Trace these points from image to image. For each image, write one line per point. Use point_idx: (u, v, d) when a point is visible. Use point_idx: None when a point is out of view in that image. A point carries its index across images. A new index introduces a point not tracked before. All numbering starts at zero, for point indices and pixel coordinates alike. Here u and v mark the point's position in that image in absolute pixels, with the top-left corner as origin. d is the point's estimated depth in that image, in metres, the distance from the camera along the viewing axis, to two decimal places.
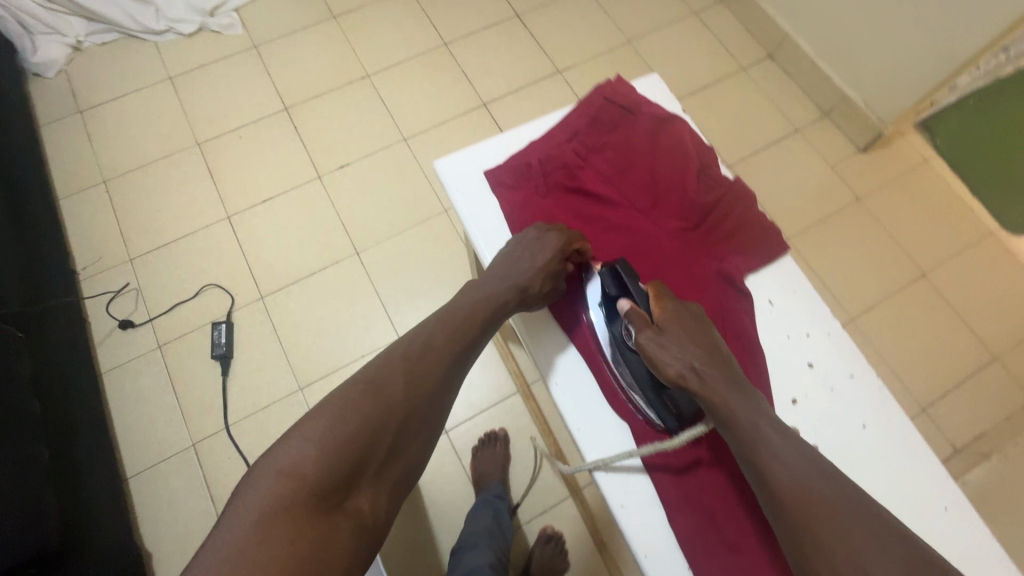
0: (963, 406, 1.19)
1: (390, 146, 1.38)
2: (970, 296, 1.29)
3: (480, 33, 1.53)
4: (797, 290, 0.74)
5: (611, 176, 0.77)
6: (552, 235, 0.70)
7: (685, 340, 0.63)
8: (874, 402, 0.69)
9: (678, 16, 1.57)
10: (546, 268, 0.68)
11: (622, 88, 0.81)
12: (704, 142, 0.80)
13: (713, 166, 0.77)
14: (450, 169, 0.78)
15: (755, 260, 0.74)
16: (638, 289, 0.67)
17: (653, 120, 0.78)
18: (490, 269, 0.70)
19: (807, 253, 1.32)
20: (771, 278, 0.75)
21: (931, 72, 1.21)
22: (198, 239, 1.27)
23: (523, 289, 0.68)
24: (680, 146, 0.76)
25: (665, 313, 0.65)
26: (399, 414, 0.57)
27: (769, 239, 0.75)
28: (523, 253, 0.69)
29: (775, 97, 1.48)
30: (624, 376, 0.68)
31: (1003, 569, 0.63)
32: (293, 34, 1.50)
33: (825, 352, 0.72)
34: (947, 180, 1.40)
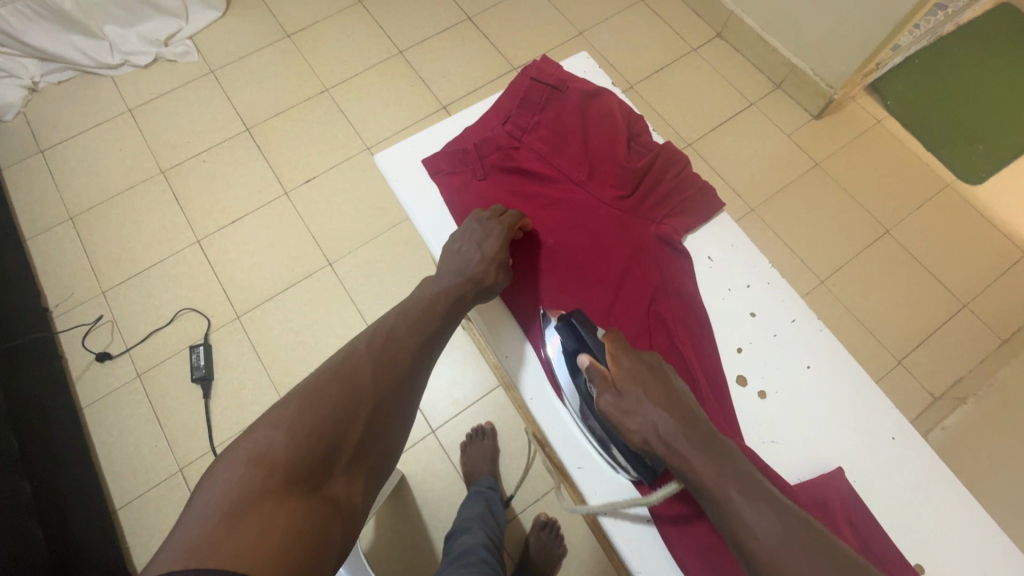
0: (938, 354, 1.22)
1: (354, 156, 1.40)
2: (935, 248, 1.31)
3: (434, 39, 1.55)
4: (736, 245, 0.77)
5: (546, 154, 0.78)
6: (493, 223, 0.71)
7: (643, 398, 0.59)
8: (817, 343, 0.72)
9: (625, 4, 1.60)
10: (497, 254, 0.69)
11: (549, 67, 0.81)
12: (635, 113, 0.81)
13: (645, 134, 0.79)
14: (390, 163, 0.80)
15: (692, 220, 0.76)
16: (595, 341, 0.65)
17: (581, 95, 0.79)
18: (444, 265, 0.71)
19: (772, 222, 1.34)
20: (709, 236, 0.77)
21: (870, 35, 1.24)
22: (169, 265, 1.28)
23: (477, 279, 0.69)
24: (610, 117, 0.78)
25: (623, 370, 0.61)
26: (369, 394, 0.55)
27: (704, 198, 0.77)
28: (471, 246, 0.70)
29: (728, 74, 1.51)
30: (595, 430, 0.66)
31: (949, 490, 0.65)
32: (249, 56, 1.51)
33: (767, 300, 0.74)
34: (901, 138, 1.43)
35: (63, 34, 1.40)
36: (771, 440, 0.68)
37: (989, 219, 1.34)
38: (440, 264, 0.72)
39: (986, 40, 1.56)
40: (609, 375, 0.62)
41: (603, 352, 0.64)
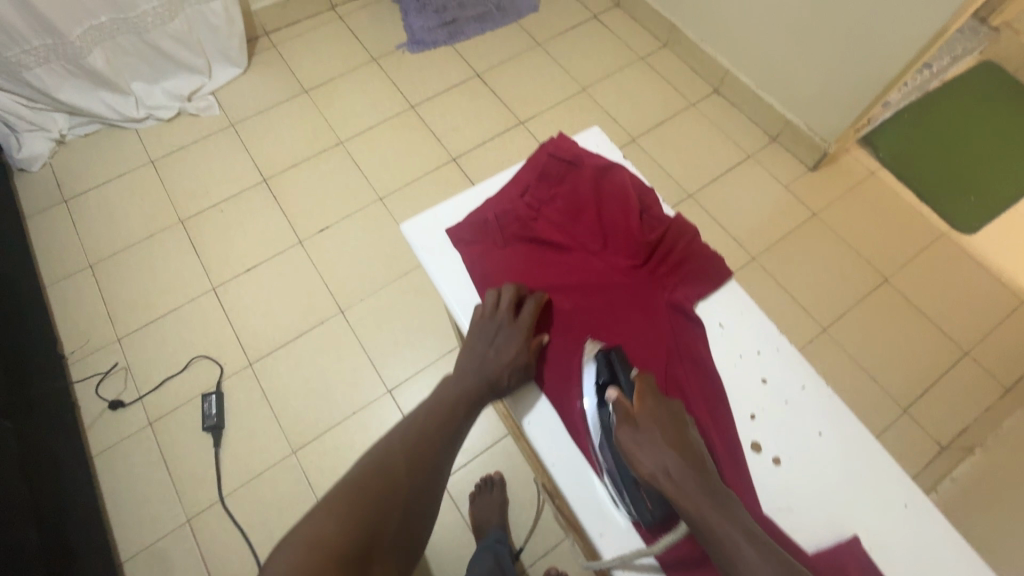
0: (942, 402, 1.23)
1: (366, 206, 1.44)
2: (934, 295, 1.34)
3: (444, 94, 1.63)
4: (745, 312, 0.78)
5: (562, 224, 0.82)
6: (513, 329, 0.72)
7: (659, 440, 0.62)
8: (827, 408, 0.73)
9: (626, 62, 1.69)
10: (514, 349, 0.71)
11: (565, 143, 0.86)
12: (646, 185, 0.85)
13: (656, 207, 0.82)
14: (417, 232, 0.83)
15: (702, 289, 0.78)
16: (628, 379, 0.68)
17: (596, 169, 0.83)
18: (463, 359, 0.73)
19: (774, 270, 1.37)
20: (721, 302, 0.79)
21: (861, 95, 1.31)
22: (184, 312, 1.30)
23: (495, 377, 0.71)
24: (622, 191, 0.82)
25: (645, 410, 0.64)
26: (404, 484, 0.58)
27: (714, 268, 0.79)
28: (489, 342, 0.72)
29: (726, 128, 1.58)
30: (607, 462, 0.66)
31: (966, 561, 0.66)
32: (268, 111, 1.59)
33: (777, 367, 0.75)
34: (895, 189, 1.48)
35: (93, 91, 1.46)
36: (786, 506, 0.68)
37: (985, 268, 1.38)
38: (459, 359, 0.74)
39: (971, 95, 1.64)
40: (631, 410, 0.64)
41: (632, 391, 0.66)
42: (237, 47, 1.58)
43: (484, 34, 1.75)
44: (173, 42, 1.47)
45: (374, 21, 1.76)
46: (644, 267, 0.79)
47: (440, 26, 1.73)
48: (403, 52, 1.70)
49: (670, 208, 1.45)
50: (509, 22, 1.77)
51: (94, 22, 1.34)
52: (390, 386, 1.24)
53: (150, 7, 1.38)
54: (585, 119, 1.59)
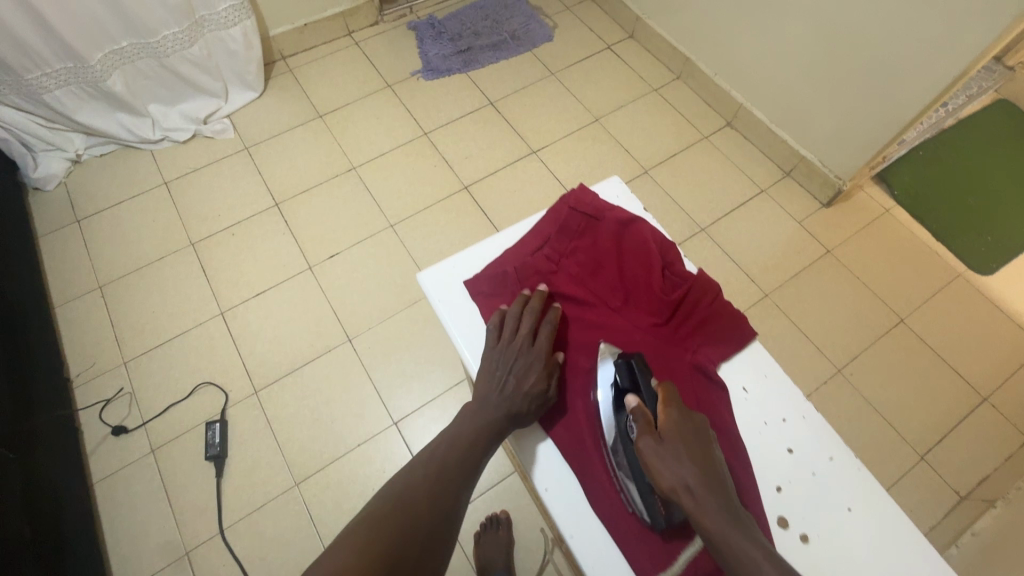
0: (961, 449, 1.20)
1: (377, 233, 1.44)
2: (951, 337, 1.32)
3: (458, 121, 1.63)
4: (769, 376, 0.75)
5: (583, 279, 0.79)
6: (530, 355, 0.70)
7: (683, 453, 0.58)
8: (856, 483, 0.70)
9: (640, 93, 1.70)
10: (534, 375, 0.69)
11: (586, 195, 0.83)
12: (669, 239, 0.82)
13: (678, 263, 0.79)
14: (434, 283, 0.82)
15: (725, 349, 0.76)
16: (649, 389, 0.65)
17: (618, 224, 0.80)
18: (480, 386, 0.70)
19: (788, 308, 1.35)
20: (743, 366, 0.76)
21: (878, 134, 1.30)
22: (192, 337, 1.29)
23: (517, 406, 0.68)
24: (645, 247, 0.79)
25: (667, 421, 0.61)
26: (413, 528, 0.55)
27: (739, 328, 0.76)
28: (507, 366, 0.70)
29: (739, 161, 1.57)
30: (627, 472, 0.64)
31: None
32: (282, 134, 1.60)
33: (803, 437, 0.72)
34: (910, 227, 1.47)
35: (111, 112, 1.47)
36: None
37: (1004, 310, 1.36)
38: (475, 387, 0.71)
39: (987, 134, 1.63)
40: (652, 422, 0.61)
41: (653, 399, 0.64)
42: (255, 71, 1.59)
43: (499, 63, 1.76)
44: (192, 66, 1.48)
45: (390, 48, 1.78)
46: (666, 326, 0.76)
47: (454, 54, 1.76)
48: (418, 79, 1.72)
49: (682, 241, 1.44)
50: (524, 51, 1.78)
51: (115, 47, 1.36)
52: (396, 418, 1.22)
53: (170, 33, 1.39)
54: (598, 149, 1.59)
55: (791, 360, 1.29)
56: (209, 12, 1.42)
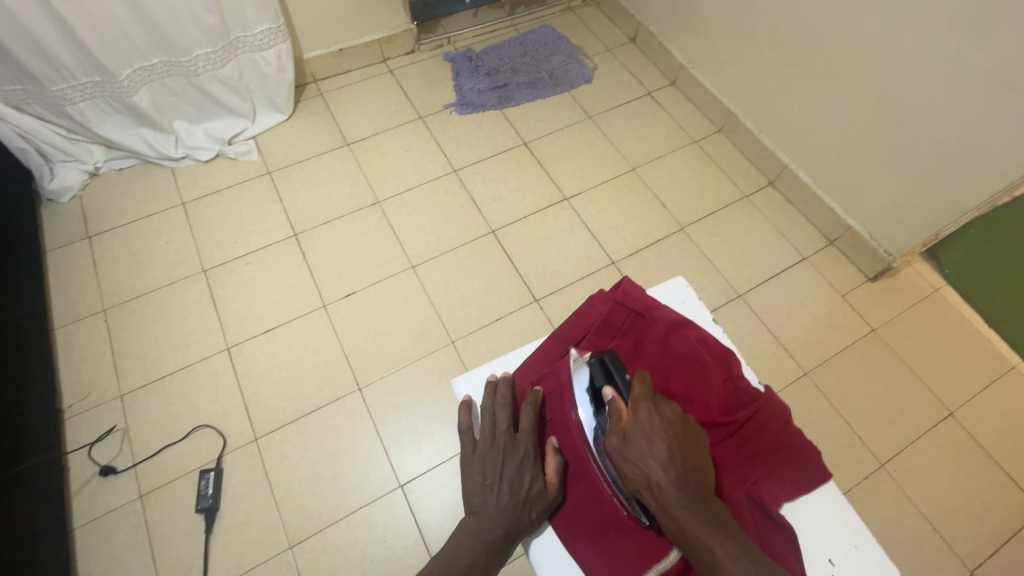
0: (1013, 566, 1.10)
1: (397, 273, 1.37)
2: (1004, 436, 1.22)
3: (489, 160, 1.58)
4: (860, 545, 0.60)
5: None
6: (519, 448, 0.62)
7: (654, 450, 0.54)
8: None
9: (679, 144, 1.64)
10: (529, 472, 0.61)
11: (635, 289, 0.69)
12: (731, 349, 0.69)
13: (740, 376, 0.65)
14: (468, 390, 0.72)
15: (791, 486, 0.61)
16: (624, 381, 0.60)
17: (667, 327, 0.67)
18: (470, 501, 0.60)
19: (828, 389, 1.27)
20: (828, 527, 0.61)
21: (935, 215, 1.23)
22: (194, 372, 1.23)
23: (518, 515, 0.59)
24: (698, 357, 0.65)
25: (636, 419, 0.55)
26: None
27: (808, 463, 0.62)
28: (496, 472, 0.61)
29: (780, 224, 1.50)
30: (608, 471, 0.60)
31: None
32: (307, 161, 1.54)
33: None
34: (960, 311, 1.39)
35: (135, 128, 1.42)
36: None
37: None
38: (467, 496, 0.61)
39: None
40: (623, 419, 0.56)
41: (627, 392, 0.58)
42: (285, 94, 1.55)
43: (535, 101, 1.71)
44: (221, 86, 1.44)
45: (424, 78, 1.74)
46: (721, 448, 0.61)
47: (490, 89, 1.71)
48: (450, 112, 1.67)
49: (716, 306, 1.36)
50: (561, 90, 1.73)
51: (145, 64, 1.32)
52: (402, 480, 1.13)
53: (203, 53, 1.35)
54: (633, 201, 1.52)
55: (829, 449, 1.20)
56: (244, 34, 1.37)
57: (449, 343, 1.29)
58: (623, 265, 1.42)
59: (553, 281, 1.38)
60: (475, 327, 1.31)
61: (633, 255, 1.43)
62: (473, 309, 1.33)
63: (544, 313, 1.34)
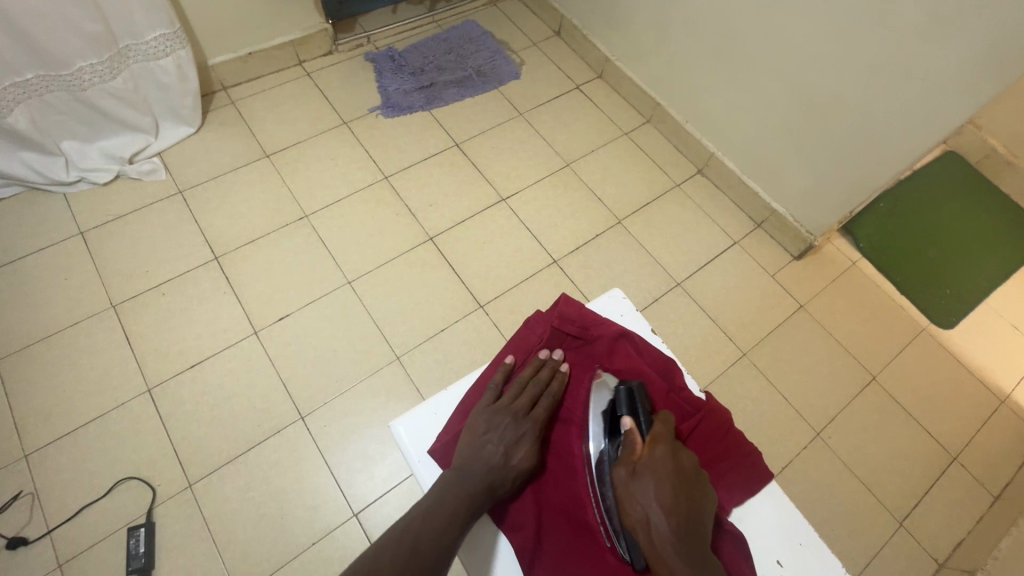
0: (935, 513, 1.20)
1: (333, 290, 1.31)
2: (920, 394, 1.33)
3: (421, 164, 1.53)
4: (804, 544, 0.62)
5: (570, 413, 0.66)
6: (527, 424, 0.63)
7: (661, 489, 0.55)
8: None
9: (611, 137, 1.65)
10: (525, 446, 0.61)
11: (571, 308, 0.71)
12: (672, 359, 0.71)
13: (683, 387, 0.68)
14: (409, 435, 0.67)
15: (736, 491, 0.63)
16: (647, 417, 0.61)
17: (604, 345, 0.69)
18: (461, 451, 0.61)
19: (766, 368, 1.32)
20: (772, 532, 0.62)
21: (848, 196, 1.31)
22: (112, 420, 1.11)
23: (497, 478, 0.58)
24: (639, 372, 0.67)
25: (652, 456, 0.57)
26: None
27: (752, 465, 0.64)
28: (497, 434, 0.61)
29: (710, 210, 1.55)
30: (605, 499, 0.58)
31: None
32: (223, 177, 1.43)
33: None
34: (875, 281, 1.49)
35: (13, 152, 1.24)
36: None
37: (965, 365, 1.39)
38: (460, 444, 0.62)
39: (935, 187, 1.71)
40: (636, 452, 0.58)
41: (648, 428, 0.60)
42: (191, 105, 1.43)
43: (464, 100, 1.67)
44: (114, 100, 1.29)
45: (345, 80, 1.65)
46: None
47: (416, 89, 1.65)
48: (376, 116, 1.60)
49: (658, 297, 1.39)
50: (490, 88, 1.70)
51: (17, 79, 1.14)
52: (357, 509, 1.09)
53: (88, 64, 1.21)
54: (570, 197, 1.52)
55: (771, 425, 1.25)
56: (135, 42, 1.24)
57: (394, 359, 1.24)
58: (565, 263, 1.41)
59: (496, 285, 1.36)
60: (420, 340, 1.27)
61: (574, 252, 1.43)
62: (417, 321, 1.29)
63: (490, 319, 1.31)
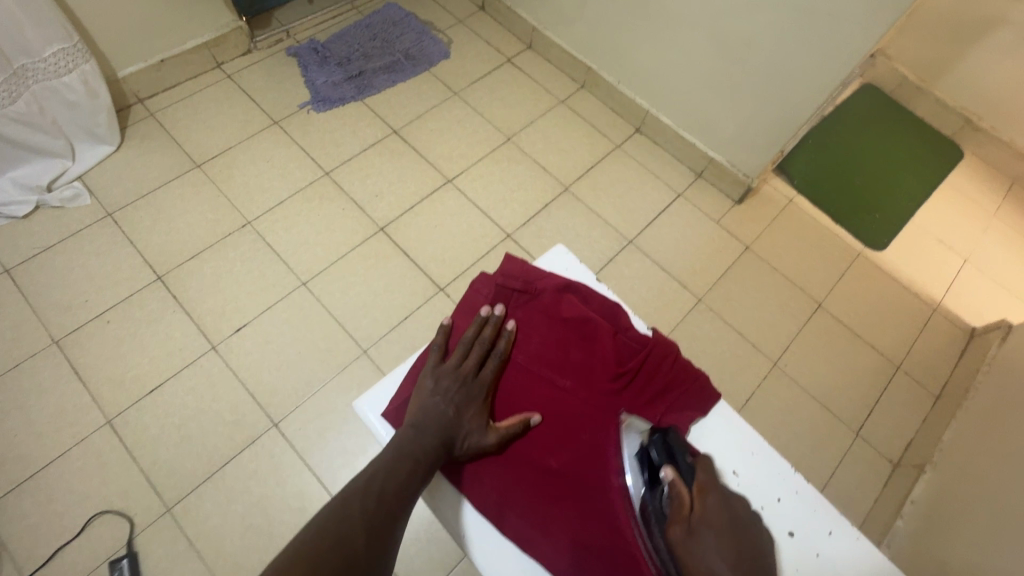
0: (886, 420, 1.30)
1: (289, 294, 1.28)
2: (861, 313, 1.43)
3: (361, 155, 1.50)
4: (757, 453, 0.68)
5: (522, 363, 0.69)
6: (472, 385, 0.65)
7: (719, 543, 0.53)
8: (860, 558, 0.63)
9: (548, 106, 1.66)
10: (473, 408, 0.64)
11: (514, 266, 0.73)
12: (616, 301, 0.75)
13: (630, 327, 0.72)
14: (370, 408, 0.69)
15: (687, 412, 0.68)
16: (687, 464, 0.60)
17: (549, 295, 0.72)
18: (413, 412, 0.62)
19: (721, 309, 1.39)
20: (727, 447, 0.68)
21: (775, 136, 1.37)
22: (72, 458, 1.07)
23: (450, 435, 0.61)
24: (587, 317, 0.70)
25: (705, 509, 0.56)
26: None
27: (698, 388, 0.69)
28: (447, 394, 0.63)
29: (652, 167, 1.59)
30: (659, 551, 0.56)
31: None
32: (153, 193, 1.37)
33: (800, 515, 0.65)
34: (812, 214, 1.57)
35: None
36: None
37: (900, 281, 1.49)
38: (410, 406, 0.63)
39: (856, 120, 1.80)
40: (688, 506, 0.56)
41: (692, 477, 0.59)
42: (106, 122, 1.35)
43: (396, 85, 1.64)
44: (19, 126, 1.21)
45: (269, 79, 1.60)
46: (623, 392, 0.68)
47: (345, 80, 1.61)
48: (307, 112, 1.55)
49: (613, 257, 1.43)
50: (420, 70, 1.67)
51: None
52: None
53: None
54: (514, 170, 1.53)
55: (731, 363, 1.32)
56: (31, 60, 1.16)
57: (361, 353, 1.24)
58: (519, 236, 1.43)
59: (453, 266, 1.37)
60: (385, 331, 1.27)
61: (526, 224, 1.45)
62: (379, 312, 1.29)
63: (452, 301, 1.32)
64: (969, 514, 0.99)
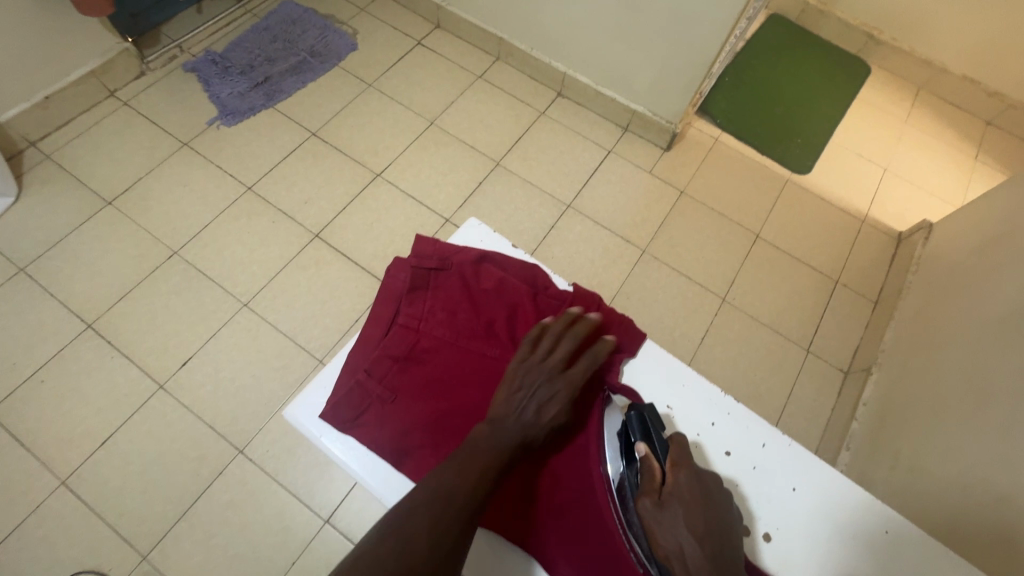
0: (832, 332, 1.36)
1: (232, 317, 1.24)
2: (797, 236, 1.48)
3: (283, 163, 1.45)
4: (688, 382, 0.72)
5: (449, 337, 0.71)
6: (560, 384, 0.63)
7: (686, 516, 0.55)
8: (790, 461, 0.68)
9: (466, 83, 1.64)
10: (557, 406, 0.62)
11: (426, 246, 0.76)
12: (531, 263, 0.79)
13: (548, 286, 0.76)
14: (306, 416, 0.68)
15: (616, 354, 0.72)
16: (661, 441, 0.61)
17: (466, 267, 0.74)
18: (498, 410, 0.61)
19: (666, 256, 1.42)
20: (659, 386, 0.72)
21: (688, 79, 1.39)
22: (31, 527, 1.02)
23: (531, 435, 0.59)
24: (506, 284, 0.74)
25: (675, 484, 0.57)
26: None
27: (624, 330, 0.73)
28: (535, 390, 0.62)
29: (579, 128, 1.60)
30: (632, 525, 0.58)
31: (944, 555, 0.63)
32: (66, 239, 1.29)
33: (733, 435, 0.70)
34: (737, 149, 1.61)
35: None
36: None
37: (828, 200, 1.56)
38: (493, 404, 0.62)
39: (766, 51, 1.85)
40: (658, 481, 0.58)
41: (666, 454, 0.60)
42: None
43: (306, 86, 1.58)
44: None
45: (170, 99, 1.51)
46: None
47: (252, 88, 1.55)
48: (217, 127, 1.48)
49: (554, 224, 1.43)
50: (329, 66, 1.62)
51: None
52: (326, 515, 1.08)
53: None
54: (444, 153, 1.51)
55: (683, 306, 1.36)
56: None
57: (318, 364, 1.21)
58: (458, 219, 1.42)
59: None
60: (338, 337, 1.25)
61: (463, 206, 1.44)
62: (329, 319, 1.26)
63: None
64: (912, 406, 1.06)
